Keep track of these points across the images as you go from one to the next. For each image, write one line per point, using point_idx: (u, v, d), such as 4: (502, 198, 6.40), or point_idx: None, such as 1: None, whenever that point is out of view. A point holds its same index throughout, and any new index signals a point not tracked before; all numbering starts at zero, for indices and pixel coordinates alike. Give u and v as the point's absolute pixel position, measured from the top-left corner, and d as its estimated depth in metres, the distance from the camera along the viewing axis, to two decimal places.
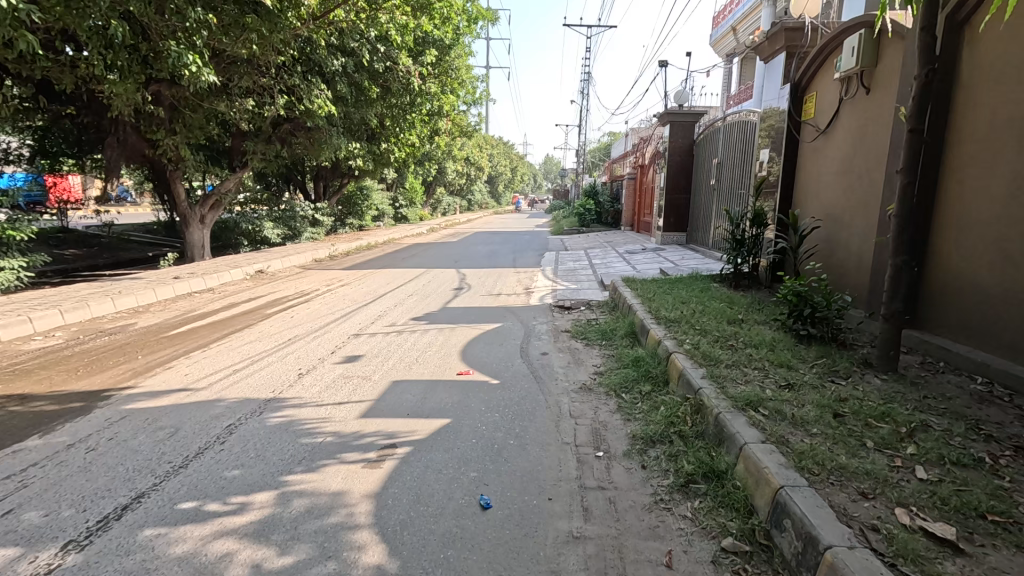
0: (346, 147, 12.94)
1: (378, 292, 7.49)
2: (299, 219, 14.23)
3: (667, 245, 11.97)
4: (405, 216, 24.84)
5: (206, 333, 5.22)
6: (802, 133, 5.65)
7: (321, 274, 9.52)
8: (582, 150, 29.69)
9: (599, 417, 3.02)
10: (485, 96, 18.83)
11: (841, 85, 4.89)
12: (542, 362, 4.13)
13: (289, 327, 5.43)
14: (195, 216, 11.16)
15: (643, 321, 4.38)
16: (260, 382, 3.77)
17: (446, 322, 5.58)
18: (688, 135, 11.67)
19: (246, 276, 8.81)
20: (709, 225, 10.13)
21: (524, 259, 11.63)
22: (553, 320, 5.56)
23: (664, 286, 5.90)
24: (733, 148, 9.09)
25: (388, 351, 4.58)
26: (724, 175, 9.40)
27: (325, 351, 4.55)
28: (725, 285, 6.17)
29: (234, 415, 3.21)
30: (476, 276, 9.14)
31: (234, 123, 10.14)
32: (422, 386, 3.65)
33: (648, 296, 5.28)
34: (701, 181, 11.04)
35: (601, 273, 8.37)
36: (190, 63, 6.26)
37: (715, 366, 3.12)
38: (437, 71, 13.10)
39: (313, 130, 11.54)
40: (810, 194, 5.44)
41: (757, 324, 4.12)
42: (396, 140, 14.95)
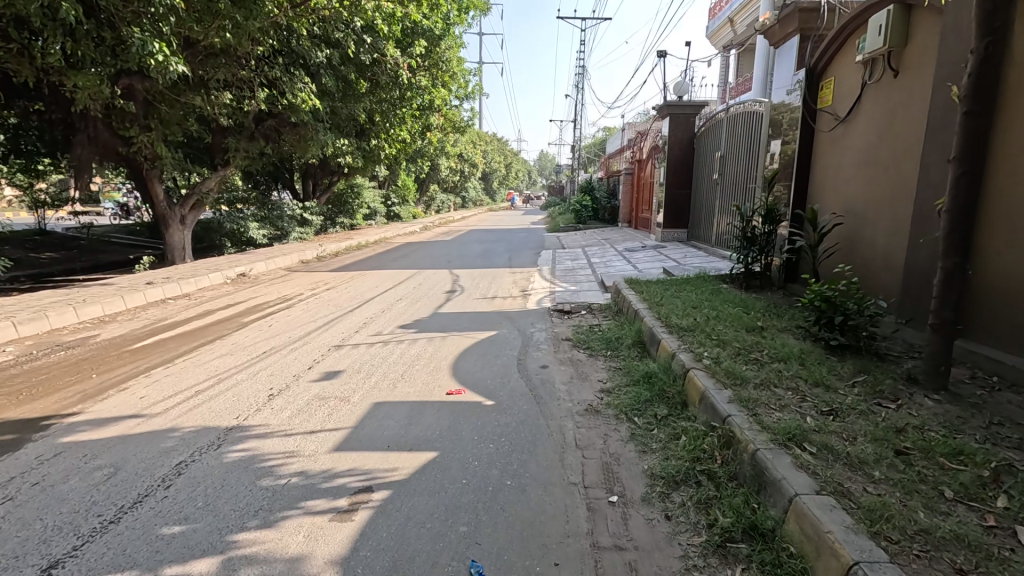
0: (334, 143, 12.47)
1: (366, 296, 7.05)
2: (286, 218, 13.75)
3: (667, 241, 11.58)
4: (398, 214, 24.37)
5: (174, 346, 4.77)
6: (818, 122, 5.24)
7: (307, 277, 9.05)
8: (577, 146, 29.28)
9: (610, 448, 2.61)
10: (477, 91, 18.35)
11: (864, 68, 4.48)
12: (541, 377, 3.71)
13: (266, 337, 4.99)
14: (176, 216, 10.70)
15: (652, 330, 3.98)
16: (223, 406, 3.33)
17: (437, 330, 5.16)
18: (689, 127, 11.25)
19: (227, 280, 8.35)
20: (712, 220, 9.73)
21: (520, 258, 11.21)
22: (553, 327, 5.15)
23: (672, 288, 5.49)
24: (738, 140, 8.68)
25: (371, 365, 4.15)
26: (729, 170, 8.99)
27: (302, 367, 4.12)
28: (734, 285, 5.78)
29: (187, 450, 2.78)
30: (470, 277, 8.71)
31: (214, 119, 9.66)
32: (407, 409, 3.22)
33: (656, 300, 4.87)
34: (703, 174, 10.64)
35: (601, 273, 7.96)
36: (157, 51, 5.78)
37: (742, 387, 2.71)
38: (427, 64, 12.63)
39: (298, 125, 11.07)
40: (828, 187, 5.04)
41: (779, 333, 3.72)
42: (387, 136, 14.47)
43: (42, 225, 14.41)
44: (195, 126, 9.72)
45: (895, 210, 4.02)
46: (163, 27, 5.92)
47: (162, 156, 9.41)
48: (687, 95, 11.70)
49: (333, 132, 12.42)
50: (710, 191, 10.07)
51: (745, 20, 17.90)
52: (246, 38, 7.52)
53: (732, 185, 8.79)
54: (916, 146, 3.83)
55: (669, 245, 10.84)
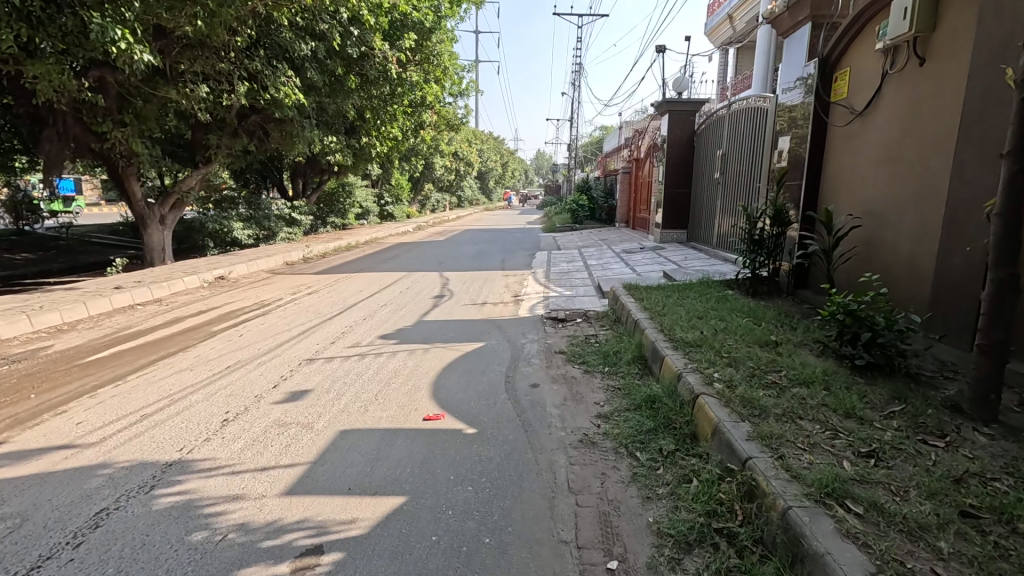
0: (322, 140, 12.05)
1: (348, 301, 6.64)
2: (273, 217, 13.31)
3: (666, 242, 11.21)
4: (392, 213, 23.94)
5: (132, 359, 4.36)
6: (831, 117, 4.87)
7: (289, 280, 8.64)
8: (574, 145, 28.91)
9: (609, 493, 2.22)
10: (471, 87, 17.95)
11: (885, 57, 4.10)
12: (531, 398, 3.32)
13: (233, 349, 4.58)
14: (155, 216, 10.27)
15: (654, 344, 3.59)
16: (168, 435, 2.93)
17: (420, 340, 4.76)
18: (689, 123, 10.87)
19: (204, 283, 7.92)
20: (714, 220, 9.35)
21: (514, 259, 10.82)
22: (546, 337, 4.76)
23: (674, 294, 5.11)
24: (741, 137, 8.30)
25: (344, 383, 3.75)
26: (732, 169, 8.61)
27: (266, 385, 3.72)
28: (740, 292, 5.41)
29: (113, 492, 2.37)
30: (461, 280, 8.31)
31: (193, 114, 9.24)
32: (377, 440, 2.83)
33: (657, 309, 4.49)
34: (703, 173, 10.26)
35: (599, 277, 7.58)
36: (118, 38, 5.40)
37: (762, 419, 2.33)
38: (418, 59, 12.23)
39: (284, 121, 10.66)
40: (843, 187, 4.67)
41: (795, 349, 3.34)
42: (378, 133, 14.06)
43: (20, 225, 13.91)
44: (173, 122, 9.29)
45: (922, 212, 3.65)
46: (126, 13, 5.54)
47: (138, 153, 8.98)
48: (687, 91, 11.32)
49: (320, 129, 12.01)
50: (711, 191, 9.69)
51: (744, 16, 17.56)
52: (220, 27, 7.11)
53: (735, 184, 8.41)
54: (947, 141, 3.46)
55: (668, 246, 10.46)
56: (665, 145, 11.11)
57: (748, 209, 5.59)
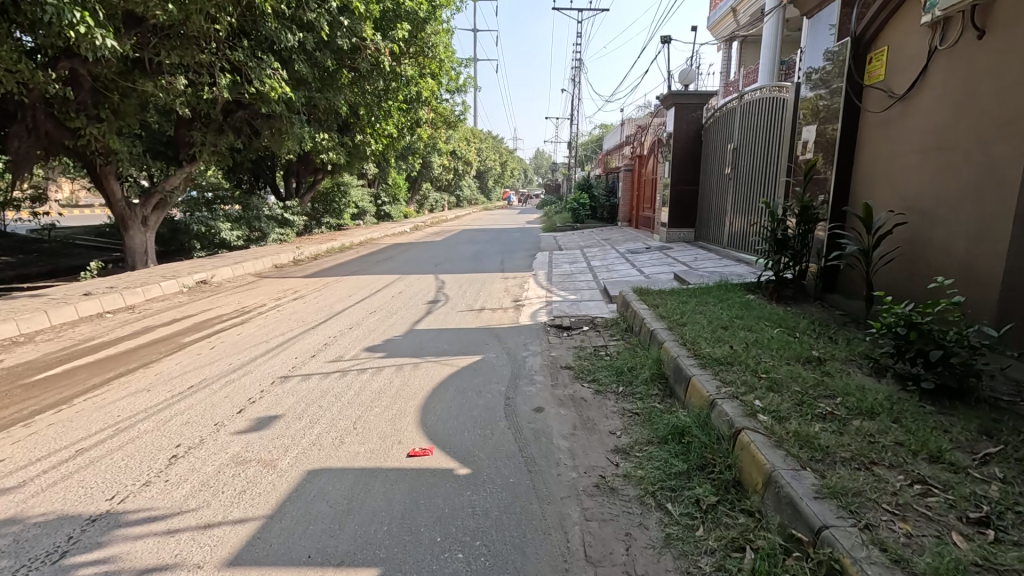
0: (313, 137, 11.58)
1: (336, 308, 6.16)
2: (264, 218, 12.84)
3: (673, 242, 10.72)
4: (389, 213, 23.48)
5: (85, 377, 3.88)
6: (865, 102, 4.39)
7: (276, 284, 8.15)
8: (574, 144, 28.47)
9: (639, 567, 1.74)
10: (468, 84, 17.51)
11: (933, 31, 3.62)
12: (535, 427, 2.84)
13: (201, 366, 4.10)
14: (137, 217, 9.79)
15: (676, 360, 3.12)
16: (102, 478, 2.45)
17: (410, 353, 4.27)
18: (697, 117, 10.38)
19: (183, 288, 7.43)
20: (725, 219, 8.86)
21: (513, 260, 10.32)
22: (550, 349, 4.27)
23: (692, 300, 4.64)
24: (756, 130, 7.83)
25: (319, 406, 3.26)
26: (745, 163, 8.14)
27: (230, 409, 3.23)
28: (763, 297, 4.93)
29: (13, 562, 1.89)
30: (457, 283, 7.83)
31: (174, 110, 8.76)
32: (352, 484, 2.35)
33: (675, 317, 4.01)
34: (713, 168, 9.76)
35: (604, 279, 7.10)
36: (77, 20, 4.92)
37: (828, 467, 1.86)
38: (412, 52, 11.76)
39: (272, 117, 10.19)
40: (880, 180, 4.19)
41: (844, 367, 2.86)
42: (372, 131, 13.61)
43: (2, 227, 13.44)
44: (154, 118, 8.82)
45: (984, 206, 3.18)
46: None
47: (116, 150, 8.50)
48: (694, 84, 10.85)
49: (312, 126, 11.54)
50: (722, 187, 9.22)
51: (749, 9, 17.10)
52: (195, 11, 6.63)
53: (749, 179, 7.94)
54: (1016, 124, 2.99)
55: (675, 246, 9.98)
56: (670, 139, 10.62)
57: (770, 205, 5.11)
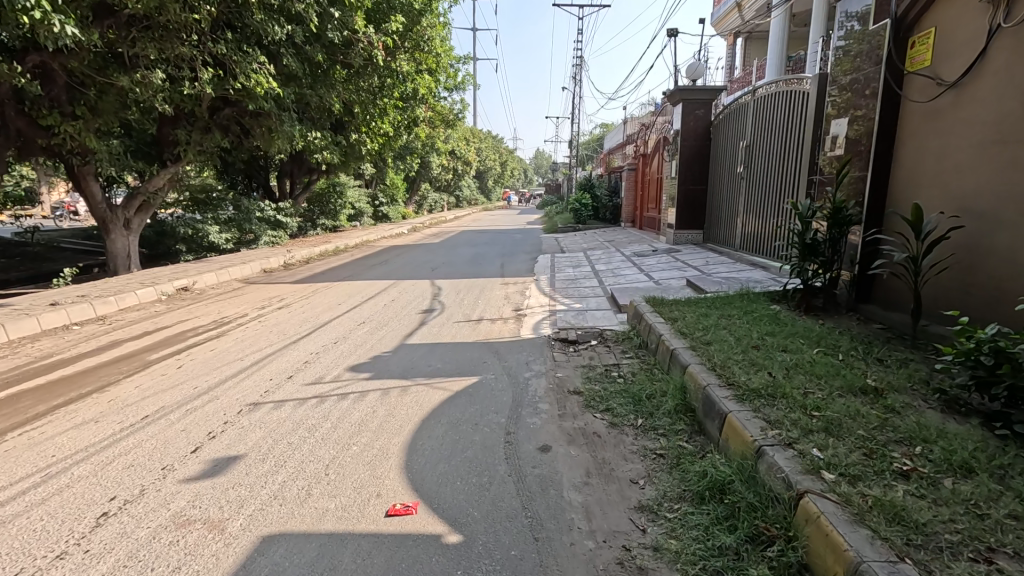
0: (305, 136, 11.14)
1: (322, 319, 5.68)
2: (256, 220, 12.37)
3: (680, 244, 10.27)
4: (387, 214, 23.01)
5: (28, 405, 3.40)
6: (906, 92, 3.93)
7: (262, 291, 7.68)
8: (575, 143, 28.01)
9: None
10: (467, 81, 17.06)
11: (995, 6, 3.16)
12: (540, 474, 2.39)
13: (163, 391, 3.62)
14: (119, 219, 9.34)
15: (705, 390, 2.66)
16: (10, 548, 1.99)
17: (398, 374, 3.79)
18: (706, 113, 9.92)
19: (162, 296, 6.97)
20: (738, 220, 8.40)
21: (514, 264, 9.87)
22: (555, 369, 3.80)
23: (713, 311, 4.18)
24: (772, 126, 7.38)
25: (289, 444, 2.79)
26: (760, 161, 7.69)
27: (185, 448, 2.76)
28: (790, 308, 4.47)
29: None
30: (454, 290, 7.37)
31: (156, 107, 8.32)
32: (313, 557, 1.89)
33: (697, 334, 3.54)
34: (723, 167, 9.31)
35: (611, 286, 6.64)
36: (31, 4, 4.46)
37: (935, 561, 1.39)
38: (407, 46, 11.32)
39: (261, 115, 9.75)
40: (925, 178, 3.73)
41: (909, 402, 2.40)
42: (367, 129, 13.18)
43: None
44: (135, 115, 8.36)
45: None
46: None
47: (94, 149, 8.05)
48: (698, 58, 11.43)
49: (304, 124, 11.09)
50: (733, 186, 8.77)
51: (754, 4, 16.64)
52: None
53: (766, 179, 7.50)
54: None
55: (683, 248, 9.52)
56: (678, 136, 10.15)
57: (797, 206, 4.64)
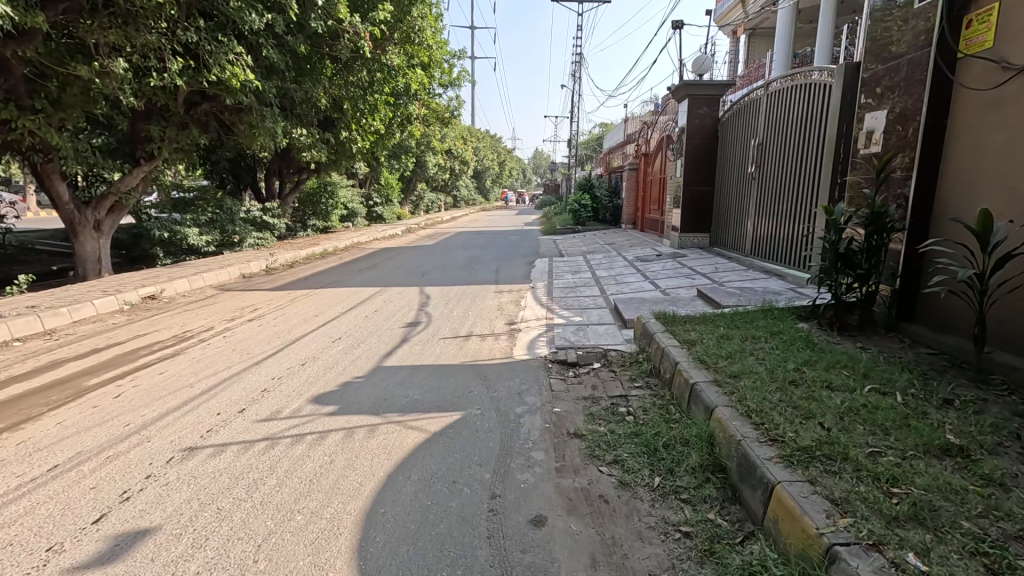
0: (290, 133, 10.59)
1: (294, 334, 5.11)
2: (239, 221, 11.81)
3: (685, 247, 9.73)
4: (381, 215, 22.44)
5: None
6: (962, 78, 3.37)
7: (236, 300, 7.11)
8: (574, 143, 27.43)
9: None
10: (462, 77, 16.51)
11: None
12: (531, 563, 1.84)
13: (86, 429, 3.05)
14: (88, 221, 8.75)
15: (741, 445, 2.10)
16: None
17: (367, 408, 3.23)
18: (712, 110, 9.38)
19: (125, 306, 6.39)
20: (749, 222, 7.85)
21: (509, 269, 9.31)
22: (552, 403, 3.24)
23: (733, 331, 3.63)
24: (787, 122, 6.84)
25: (218, 510, 2.22)
26: (774, 160, 7.15)
27: (84, 516, 2.20)
28: (820, 327, 3.92)
29: None
30: (444, 298, 6.82)
31: (125, 101, 7.75)
32: None
33: (721, 364, 2.98)
34: (732, 165, 8.76)
35: (614, 296, 6.09)
36: None
37: None
38: (398, 38, 10.78)
39: (243, 110, 9.22)
40: (987, 179, 3.18)
41: (1009, 470, 1.85)
42: (358, 126, 12.66)
43: None
44: (103, 109, 7.79)
45: None
46: None
47: (57, 146, 7.46)
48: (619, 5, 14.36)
49: (288, 119, 10.51)
50: (743, 187, 8.23)
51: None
52: None
53: (780, 179, 6.96)
54: None
55: (689, 253, 8.97)
56: (683, 134, 9.60)
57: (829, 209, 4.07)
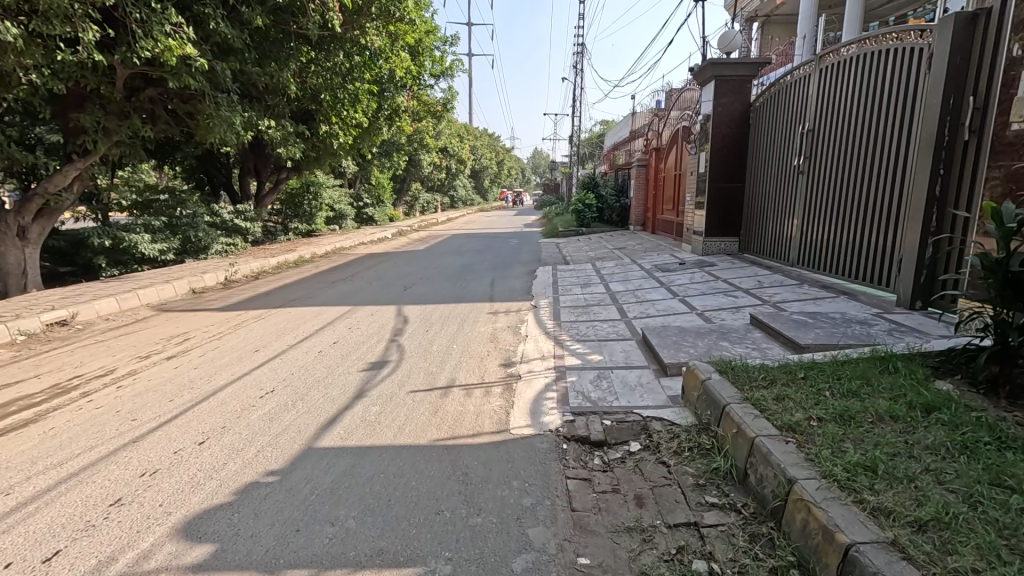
0: (257, 125, 9.29)
1: (214, 383, 3.77)
2: (203, 226, 10.50)
3: (710, 253, 8.42)
4: (372, 216, 21.10)
5: None
6: None
7: (170, 325, 5.77)
8: (575, 139, 26.10)
9: None
10: (455, 67, 15.26)
11: None
12: None
13: None
14: (10, 228, 7.42)
15: None
16: None
17: (260, 558, 1.89)
18: (742, 94, 8.06)
19: (18, 337, 5.04)
20: (796, 225, 6.50)
21: (507, 280, 7.99)
22: (574, 544, 1.91)
23: (855, 406, 2.29)
24: (846, 100, 5.49)
25: None
26: (830, 149, 5.79)
27: None
28: (970, 388, 2.60)
29: None
30: (426, 322, 5.50)
31: (41, 84, 6.44)
32: None
33: (884, 494, 1.65)
34: (768, 156, 7.42)
35: (640, 322, 4.76)
36: None
37: None
38: (379, 16, 9.54)
39: (195, 97, 7.93)
40: None
41: None
42: (339, 118, 11.42)
43: None
44: (16, 93, 6.47)
45: None
46: None
47: None
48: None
49: (253, 108, 9.19)
50: (785, 182, 6.88)
51: None
52: None
53: (837, 172, 5.62)
54: None
55: (718, 261, 7.65)
56: (708, 122, 8.28)
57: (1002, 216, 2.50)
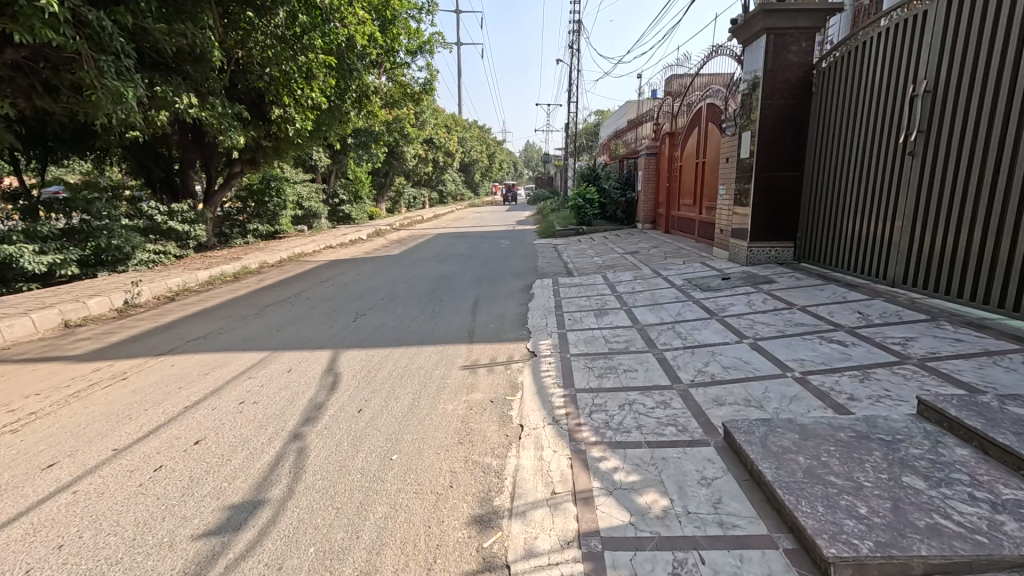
0: (175, 103, 7.28)
1: None
2: (120, 230, 8.49)
3: (757, 262, 6.52)
4: (348, 214, 18.98)
5: None
6: None
7: None
8: (573, 128, 24.03)
9: None
10: (434, 41, 13.20)
11: None
12: None
13: None
14: None
15: None
16: None
17: None
18: (801, 54, 6.13)
19: None
20: (898, 227, 4.64)
21: (494, 302, 6.03)
22: None
23: None
24: (997, 46, 3.68)
25: None
26: (968, 120, 3.93)
27: None
28: None
29: None
30: (365, 388, 3.53)
31: None
32: None
33: None
34: (842, 134, 5.53)
35: (712, 406, 2.82)
36: None
37: None
38: None
39: (71, 63, 5.91)
40: None
41: None
42: (292, 98, 9.37)
43: None
44: None
45: None
46: None
47: None
48: None
49: (166, 80, 7.18)
50: (872, 168, 5.01)
51: None
52: None
53: (983, 155, 3.80)
54: None
55: (776, 275, 5.76)
56: (754, 94, 6.34)
57: None
